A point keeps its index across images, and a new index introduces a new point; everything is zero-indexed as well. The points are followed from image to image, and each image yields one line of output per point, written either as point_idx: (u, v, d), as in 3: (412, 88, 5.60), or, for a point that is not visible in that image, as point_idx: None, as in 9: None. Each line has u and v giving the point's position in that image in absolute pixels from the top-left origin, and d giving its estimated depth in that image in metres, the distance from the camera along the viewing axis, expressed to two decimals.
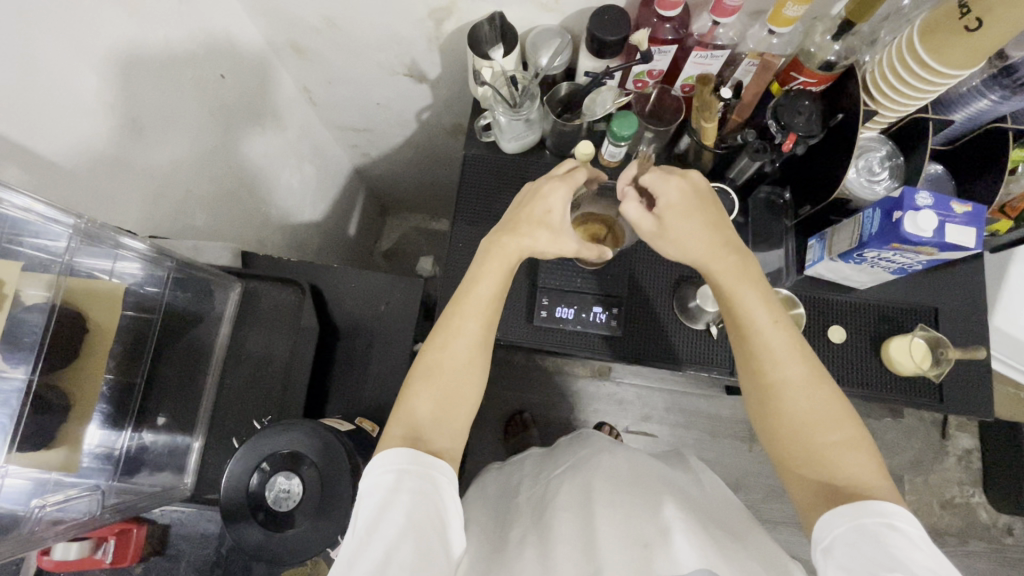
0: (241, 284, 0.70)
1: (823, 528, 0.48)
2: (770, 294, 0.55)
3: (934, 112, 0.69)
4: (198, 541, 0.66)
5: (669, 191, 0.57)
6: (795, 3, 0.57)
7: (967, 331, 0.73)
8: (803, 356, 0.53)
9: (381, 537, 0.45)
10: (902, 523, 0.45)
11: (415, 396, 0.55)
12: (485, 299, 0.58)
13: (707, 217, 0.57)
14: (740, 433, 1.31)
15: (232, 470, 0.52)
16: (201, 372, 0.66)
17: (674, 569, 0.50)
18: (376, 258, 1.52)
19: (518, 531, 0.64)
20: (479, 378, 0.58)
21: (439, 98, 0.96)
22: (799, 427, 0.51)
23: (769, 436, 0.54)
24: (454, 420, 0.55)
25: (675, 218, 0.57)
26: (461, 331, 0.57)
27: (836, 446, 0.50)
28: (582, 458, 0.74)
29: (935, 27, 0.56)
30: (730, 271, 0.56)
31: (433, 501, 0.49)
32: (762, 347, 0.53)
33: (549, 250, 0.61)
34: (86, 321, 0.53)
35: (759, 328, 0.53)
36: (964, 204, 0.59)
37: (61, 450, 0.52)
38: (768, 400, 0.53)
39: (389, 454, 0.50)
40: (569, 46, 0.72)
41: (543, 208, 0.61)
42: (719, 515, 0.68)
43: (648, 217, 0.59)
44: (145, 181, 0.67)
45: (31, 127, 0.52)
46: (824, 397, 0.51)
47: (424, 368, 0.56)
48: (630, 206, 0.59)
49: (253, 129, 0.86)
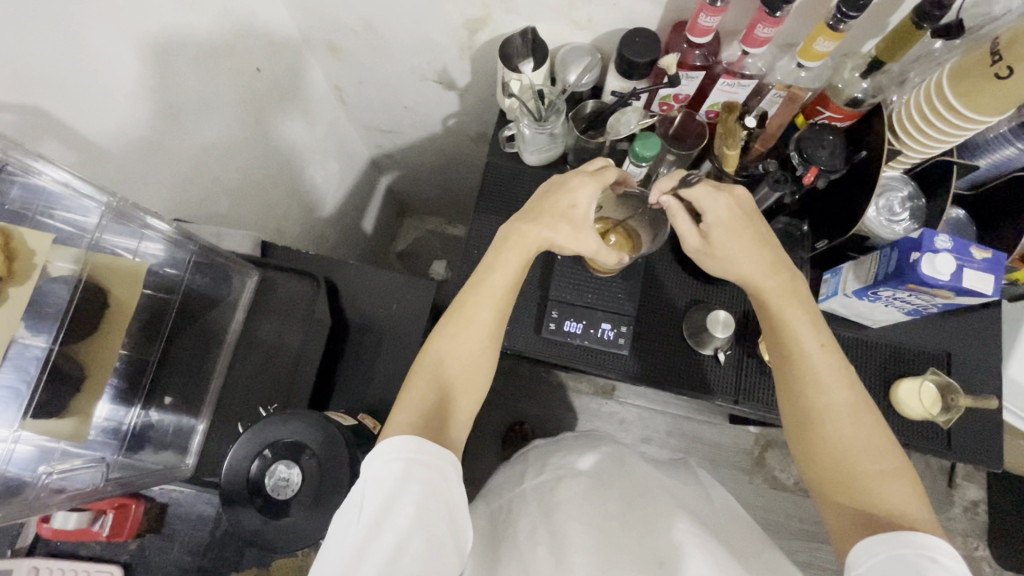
0: (259, 273, 0.72)
1: (857, 554, 0.47)
2: (816, 319, 0.57)
3: (959, 155, 0.68)
4: (194, 522, 0.65)
5: (715, 206, 0.58)
6: (826, 39, 0.58)
7: (984, 378, 0.72)
8: (849, 383, 0.53)
9: (390, 529, 0.45)
10: (943, 556, 0.44)
11: (421, 383, 0.56)
12: (499, 291, 0.60)
13: (757, 236, 0.58)
14: (741, 463, 1.30)
15: (234, 454, 0.52)
16: (213, 354, 0.67)
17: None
18: (390, 258, 1.54)
19: (524, 527, 0.64)
20: (487, 370, 0.59)
21: (466, 106, 0.97)
22: (842, 455, 0.51)
23: (807, 463, 0.54)
24: (456, 413, 0.56)
25: (722, 233, 0.59)
26: (474, 321, 0.58)
27: (880, 477, 0.50)
28: (594, 470, 0.73)
29: (966, 71, 0.56)
30: (780, 291, 0.57)
31: (443, 493, 0.49)
32: (807, 369, 0.54)
33: (569, 245, 0.62)
34: (108, 296, 0.54)
35: (806, 349, 0.55)
36: (984, 249, 0.59)
37: (72, 421, 0.53)
38: (811, 423, 0.53)
39: (396, 441, 0.50)
40: (598, 64, 0.73)
41: (569, 201, 0.62)
42: (732, 534, 0.67)
43: (695, 234, 0.61)
44: (176, 165, 0.69)
45: (74, 106, 0.54)
46: (869, 424, 0.52)
47: (435, 355, 0.57)
48: (679, 219, 0.61)
49: (283, 123, 0.88)
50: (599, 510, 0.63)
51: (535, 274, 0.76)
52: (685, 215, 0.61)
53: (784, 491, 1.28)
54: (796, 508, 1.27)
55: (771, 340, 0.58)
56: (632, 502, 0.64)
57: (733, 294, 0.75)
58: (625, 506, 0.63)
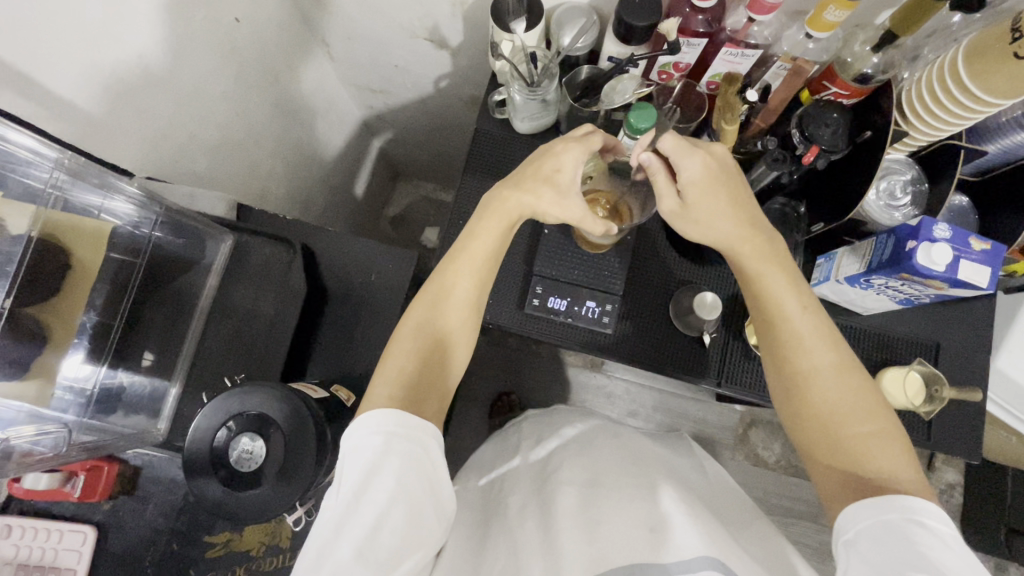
0: (233, 236, 0.68)
1: (847, 520, 0.47)
2: (795, 279, 0.55)
3: (967, 140, 0.65)
4: (167, 485, 0.65)
5: (691, 165, 0.55)
6: (836, 8, 0.54)
7: (971, 369, 0.71)
8: (831, 345, 0.52)
9: (369, 503, 0.45)
10: (930, 520, 0.44)
11: (400, 355, 0.55)
12: (481, 258, 0.58)
13: (734, 197, 0.56)
14: (724, 440, 1.31)
15: (198, 425, 0.51)
16: (186, 318, 0.65)
17: (679, 555, 0.50)
18: (382, 223, 1.51)
19: (516, 501, 0.66)
20: (468, 337, 0.59)
21: (459, 66, 0.92)
22: (828, 417, 0.51)
23: (794, 426, 0.54)
24: (437, 383, 0.55)
25: (699, 195, 0.55)
26: (453, 289, 0.57)
27: (867, 439, 0.50)
28: (581, 435, 0.74)
29: (983, 49, 0.53)
30: (757, 255, 0.55)
31: (423, 464, 0.49)
32: (789, 334, 0.53)
33: (552, 213, 0.59)
34: (69, 257, 0.54)
35: (787, 314, 0.53)
36: (983, 241, 0.57)
37: (34, 382, 0.53)
38: (795, 389, 0.53)
39: (374, 416, 0.49)
40: (595, 26, 0.69)
41: (552, 166, 0.58)
42: (717, 501, 0.69)
43: (671, 193, 0.58)
44: (148, 121, 0.66)
45: (34, 56, 0.51)
46: (855, 385, 0.51)
47: (414, 323, 0.56)
48: (658, 177, 0.58)
49: (265, 79, 0.83)
50: (595, 469, 0.65)
51: (519, 246, 0.74)
52: (664, 173, 0.57)
53: (765, 469, 1.30)
54: (775, 485, 1.29)
55: (753, 307, 0.57)
56: (619, 475, 0.63)
57: (722, 277, 0.74)
58: (614, 474, 0.64)
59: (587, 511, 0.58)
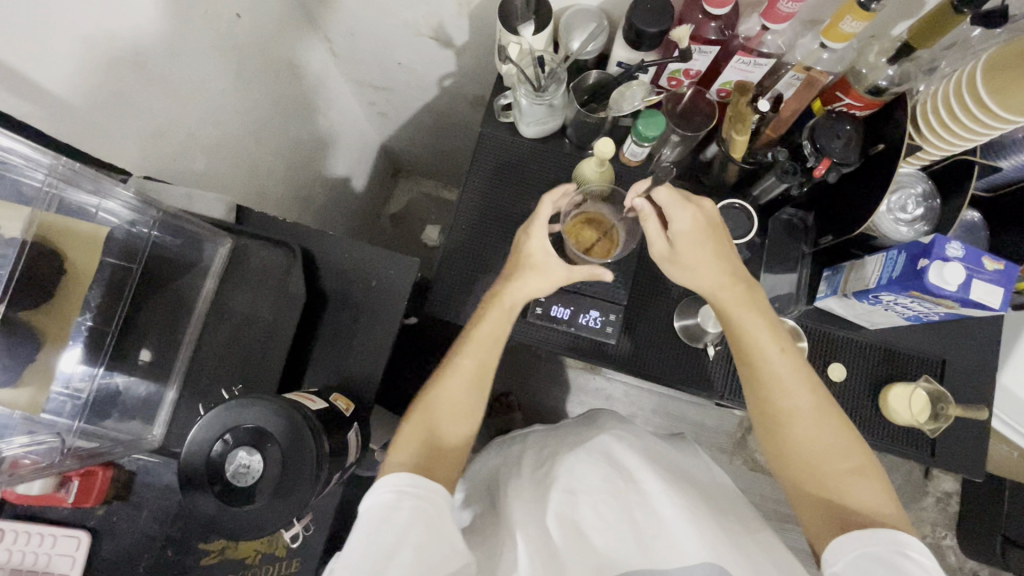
0: (232, 240, 0.67)
1: (833, 551, 0.47)
2: (772, 321, 0.55)
3: (981, 156, 0.64)
4: (163, 491, 0.64)
5: (682, 218, 0.57)
6: (854, 18, 0.53)
7: (978, 386, 0.70)
8: (809, 384, 0.53)
9: (378, 542, 0.47)
10: (915, 552, 0.44)
11: (414, 428, 0.57)
12: (484, 338, 0.60)
13: (718, 242, 0.57)
14: (723, 444, 1.31)
15: (193, 437, 0.50)
16: (183, 323, 0.64)
17: (681, 560, 0.55)
18: (383, 220, 1.49)
19: (518, 510, 0.64)
20: (479, 407, 0.60)
21: (463, 65, 0.91)
22: (809, 458, 0.51)
23: (778, 464, 0.54)
24: (449, 453, 0.56)
25: (687, 242, 0.57)
26: (461, 368, 0.59)
27: (847, 476, 0.50)
28: (580, 442, 0.74)
29: (1004, 64, 0.52)
30: (737, 298, 0.56)
31: (432, 517, 0.50)
32: (769, 376, 0.53)
33: (553, 263, 0.63)
34: (63, 262, 0.52)
35: (766, 355, 0.54)
36: (996, 260, 0.55)
37: (27, 388, 0.52)
38: (777, 428, 0.53)
39: (385, 477, 0.52)
40: (604, 31, 0.67)
41: (526, 250, 0.63)
42: (723, 502, 0.69)
43: (660, 238, 0.59)
44: (145, 120, 0.64)
45: (27, 53, 0.49)
46: (833, 424, 0.52)
47: (428, 398, 0.58)
48: (651, 222, 0.59)
49: (266, 75, 0.82)
50: (591, 475, 0.64)
51: None
52: (656, 217, 0.59)
53: (763, 473, 1.30)
54: (773, 491, 1.29)
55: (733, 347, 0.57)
56: (615, 484, 0.63)
57: None
58: (608, 487, 0.62)
59: (587, 526, 0.59)
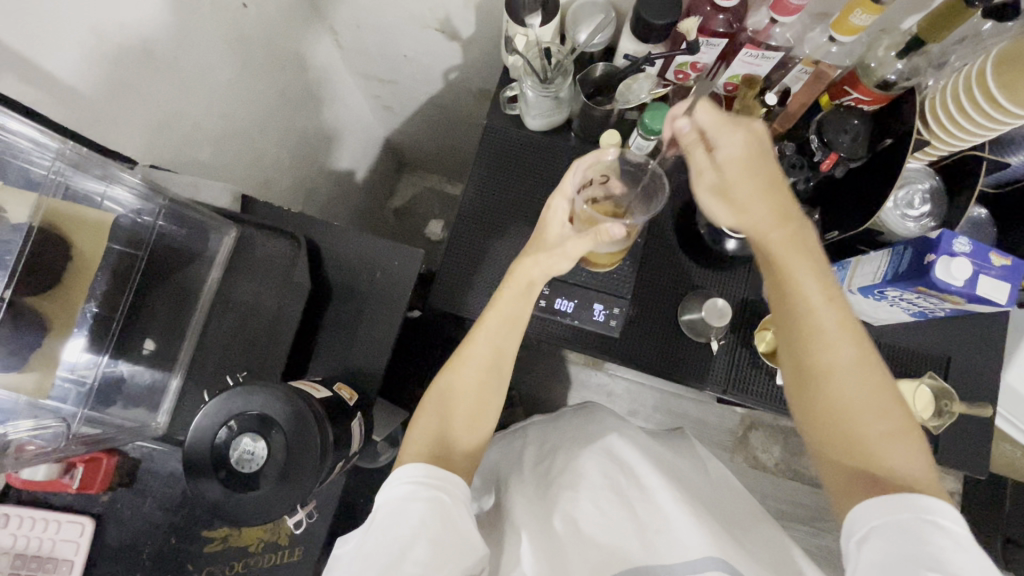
0: (238, 229, 0.67)
1: (859, 516, 0.45)
2: (821, 265, 0.49)
3: (990, 151, 0.64)
4: (166, 479, 0.65)
5: (730, 142, 0.51)
6: (863, 11, 0.53)
7: (983, 384, 0.70)
8: (856, 338, 0.48)
9: (394, 536, 0.47)
10: (945, 521, 0.43)
11: (427, 417, 0.57)
12: (494, 327, 0.59)
13: (768, 174, 0.49)
14: (725, 442, 1.30)
15: (198, 423, 0.50)
16: (188, 312, 0.64)
17: (685, 555, 0.53)
18: (387, 214, 1.49)
19: (520, 507, 0.65)
20: (494, 398, 0.59)
21: (469, 58, 0.91)
22: (846, 416, 0.48)
23: (807, 422, 0.51)
24: (461, 444, 0.56)
25: (734, 171, 0.50)
26: (471, 359, 0.58)
27: (884, 439, 0.47)
28: (581, 435, 0.74)
29: (1015, 56, 0.51)
30: (785, 239, 0.49)
31: (449, 510, 0.50)
32: (812, 327, 0.48)
33: (574, 250, 0.59)
34: (70, 248, 0.52)
35: (812, 303, 0.48)
36: (1004, 256, 0.55)
37: (34, 373, 0.52)
38: (812, 385, 0.49)
39: (404, 467, 0.52)
40: (611, 23, 0.67)
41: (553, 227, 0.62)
42: (725, 502, 0.68)
43: (706, 167, 0.52)
44: (152, 109, 0.64)
45: (34, 39, 0.49)
46: (877, 381, 0.47)
47: (440, 390, 0.58)
48: (695, 151, 0.53)
49: (272, 66, 0.82)
50: (592, 471, 0.64)
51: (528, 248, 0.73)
52: (699, 147, 0.53)
53: (764, 472, 1.29)
54: (775, 489, 1.29)
55: (772, 295, 0.51)
56: (615, 479, 0.63)
57: (732, 282, 0.73)
58: (608, 482, 0.62)
59: (592, 520, 0.59)
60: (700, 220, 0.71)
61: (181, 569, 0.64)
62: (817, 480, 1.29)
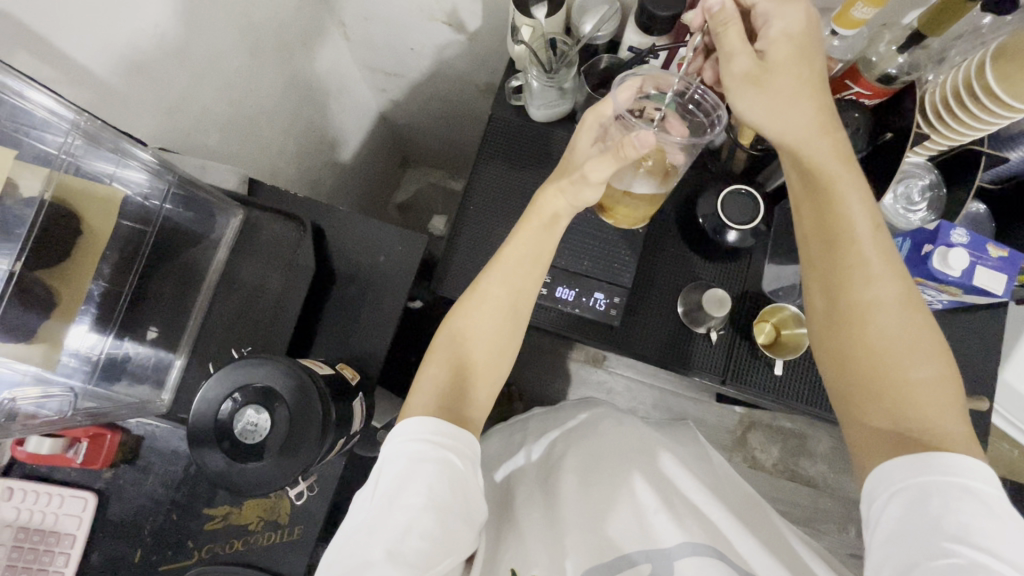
0: (244, 212, 0.68)
1: (882, 477, 0.45)
2: (872, 204, 0.51)
3: (989, 147, 0.64)
4: (169, 457, 0.66)
5: (783, 26, 0.50)
6: (865, 5, 0.53)
7: (981, 379, 0.70)
8: (898, 278, 0.49)
9: (402, 504, 0.47)
10: (972, 484, 0.42)
11: (434, 365, 0.58)
12: (515, 264, 0.60)
13: (819, 99, 0.51)
14: (723, 441, 1.31)
15: (204, 395, 0.51)
16: (193, 291, 0.65)
17: (688, 535, 0.54)
18: (390, 209, 1.50)
19: (522, 498, 0.66)
20: (508, 343, 0.60)
21: (475, 51, 0.92)
22: (879, 353, 0.47)
23: (834, 364, 0.50)
24: (471, 393, 0.57)
25: (779, 68, 0.50)
26: (484, 300, 0.59)
27: (918, 384, 0.46)
28: (583, 424, 0.75)
29: (1013, 50, 0.52)
30: (838, 163, 0.51)
31: (457, 476, 0.50)
32: (853, 260, 0.49)
33: (595, 174, 0.56)
34: (80, 222, 0.53)
35: (856, 232, 0.50)
36: (1001, 248, 0.57)
37: (41, 346, 0.53)
38: (848, 320, 0.49)
39: (413, 423, 0.52)
40: (616, 15, 0.68)
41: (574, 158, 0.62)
42: (723, 491, 0.69)
43: (747, 55, 0.51)
44: (164, 91, 0.65)
45: (51, 18, 0.50)
46: (918, 322, 0.48)
47: (451, 334, 0.59)
48: (730, 32, 0.51)
49: (281, 56, 0.83)
50: (593, 459, 0.66)
51: None
52: (736, 27, 0.51)
53: (762, 472, 1.30)
54: (773, 489, 1.29)
55: (813, 231, 0.52)
56: (616, 467, 0.63)
57: (730, 274, 0.73)
58: (613, 472, 0.63)
59: (594, 504, 0.59)
60: (700, 211, 0.72)
61: (182, 546, 0.64)
62: (815, 481, 1.29)
